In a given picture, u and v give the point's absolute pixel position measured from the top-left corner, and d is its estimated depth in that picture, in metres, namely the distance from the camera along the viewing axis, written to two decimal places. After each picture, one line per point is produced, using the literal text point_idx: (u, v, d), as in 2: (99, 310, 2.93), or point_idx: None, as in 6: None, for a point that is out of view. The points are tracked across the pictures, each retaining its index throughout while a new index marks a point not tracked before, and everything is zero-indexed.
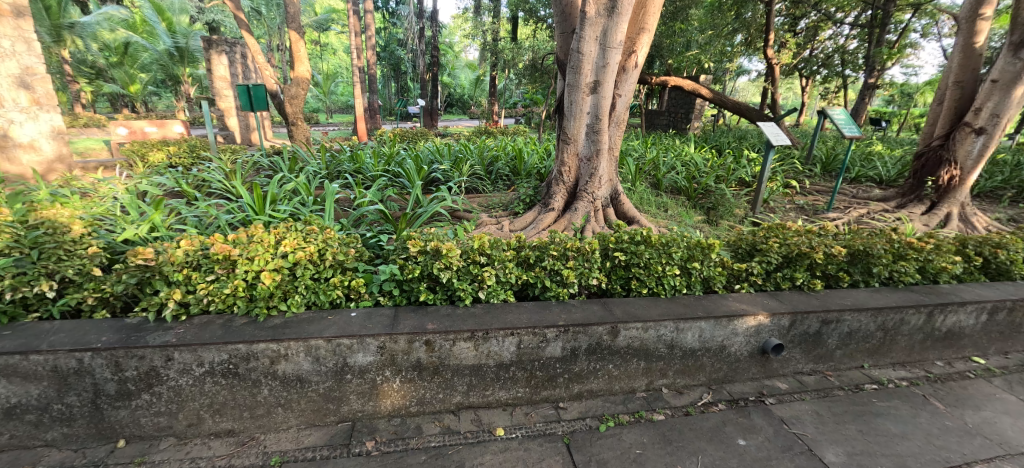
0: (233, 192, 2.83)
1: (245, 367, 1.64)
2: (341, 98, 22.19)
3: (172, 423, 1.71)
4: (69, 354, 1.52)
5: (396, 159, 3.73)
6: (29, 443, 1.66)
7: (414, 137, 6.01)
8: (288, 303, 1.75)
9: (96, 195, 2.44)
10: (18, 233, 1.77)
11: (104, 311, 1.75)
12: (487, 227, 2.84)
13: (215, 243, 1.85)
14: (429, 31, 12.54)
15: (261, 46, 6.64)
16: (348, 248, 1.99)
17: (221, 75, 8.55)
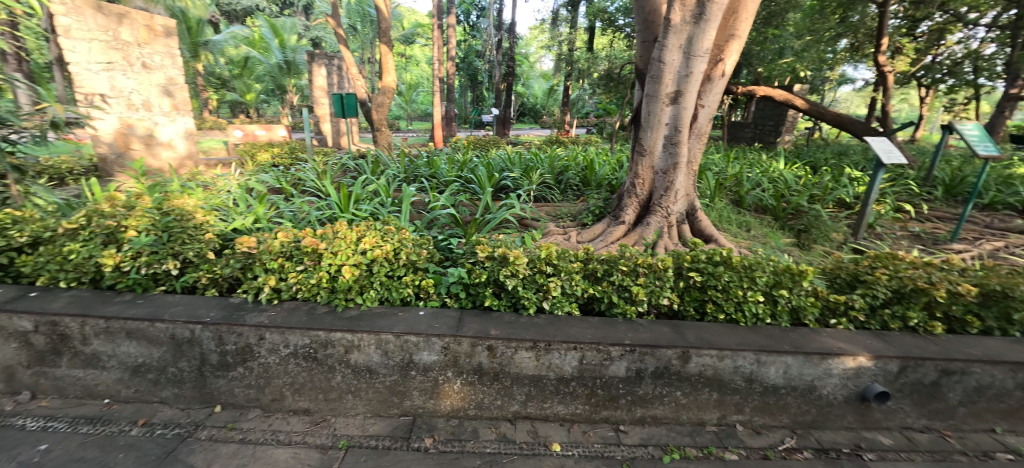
0: (323, 191, 3.09)
1: (323, 353, 1.77)
2: (420, 107, 23.55)
3: (260, 396, 1.89)
4: (185, 324, 1.75)
5: (468, 166, 3.85)
6: (149, 398, 1.93)
7: (487, 145, 6.18)
8: (364, 297, 1.86)
9: (215, 188, 2.81)
10: (155, 218, 2.09)
11: (214, 290, 1.99)
12: (554, 237, 2.82)
13: (306, 237, 2.03)
14: (507, 43, 12.91)
15: (355, 58, 7.27)
16: (421, 249, 2.07)
17: (320, 85, 9.52)
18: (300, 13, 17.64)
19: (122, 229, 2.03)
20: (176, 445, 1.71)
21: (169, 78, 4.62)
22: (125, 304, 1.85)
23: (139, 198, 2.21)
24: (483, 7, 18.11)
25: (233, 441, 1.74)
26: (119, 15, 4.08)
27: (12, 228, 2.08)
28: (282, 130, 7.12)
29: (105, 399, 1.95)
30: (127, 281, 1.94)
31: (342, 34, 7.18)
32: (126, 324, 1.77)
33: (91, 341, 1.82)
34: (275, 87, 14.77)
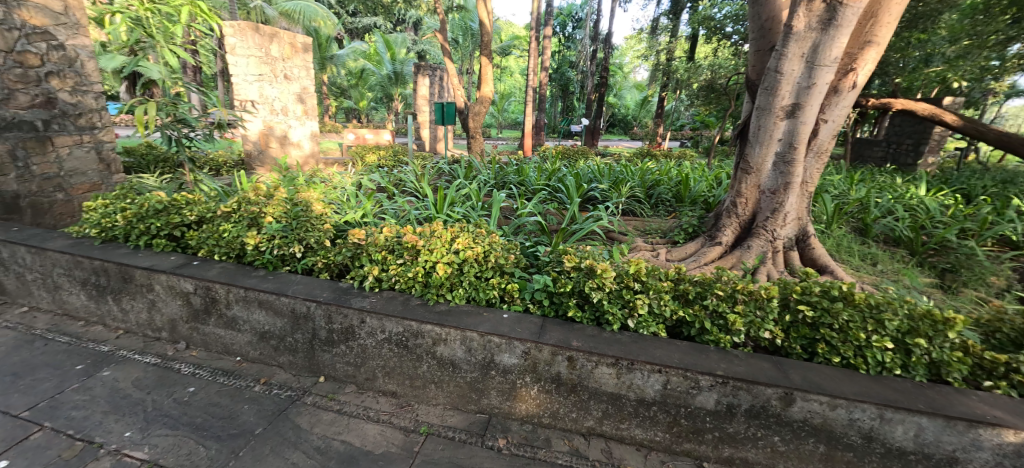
0: (421, 192, 3.34)
1: (413, 342, 1.90)
2: (511, 116, 24.30)
3: (356, 374, 2.09)
4: (303, 301, 2.00)
5: (557, 175, 3.89)
6: (269, 361, 2.25)
7: (576, 155, 6.16)
8: (453, 294, 1.97)
9: (333, 183, 3.19)
10: (287, 207, 2.43)
11: (327, 273, 2.25)
12: (642, 252, 2.72)
13: (406, 233, 2.20)
14: (601, 53, 12.79)
15: (457, 69, 7.74)
16: (509, 254, 2.13)
17: (423, 94, 10.34)
18: (410, 29, 19.31)
19: (262, 215, 2.40)
20: (287, 407, 1.98)
21: (303, 88, 5.34)
22: (259, 278, 2.17)
23: (276, 189, 2.60)
24: (579, 18, 18.15)
25: (331, 411, 1.96)
26: (271, 34, 4.85)
27: (186, 208, 2.57)
28: (387, 135, 7.85)
29: (237, 356, 2.31)
30: (262, 259, 2.29)
31: (447, 47, 7.70)
32: (259, 296, 2.08)
33: (232, 306, 2.17)
34: (384, 96, 16.34)
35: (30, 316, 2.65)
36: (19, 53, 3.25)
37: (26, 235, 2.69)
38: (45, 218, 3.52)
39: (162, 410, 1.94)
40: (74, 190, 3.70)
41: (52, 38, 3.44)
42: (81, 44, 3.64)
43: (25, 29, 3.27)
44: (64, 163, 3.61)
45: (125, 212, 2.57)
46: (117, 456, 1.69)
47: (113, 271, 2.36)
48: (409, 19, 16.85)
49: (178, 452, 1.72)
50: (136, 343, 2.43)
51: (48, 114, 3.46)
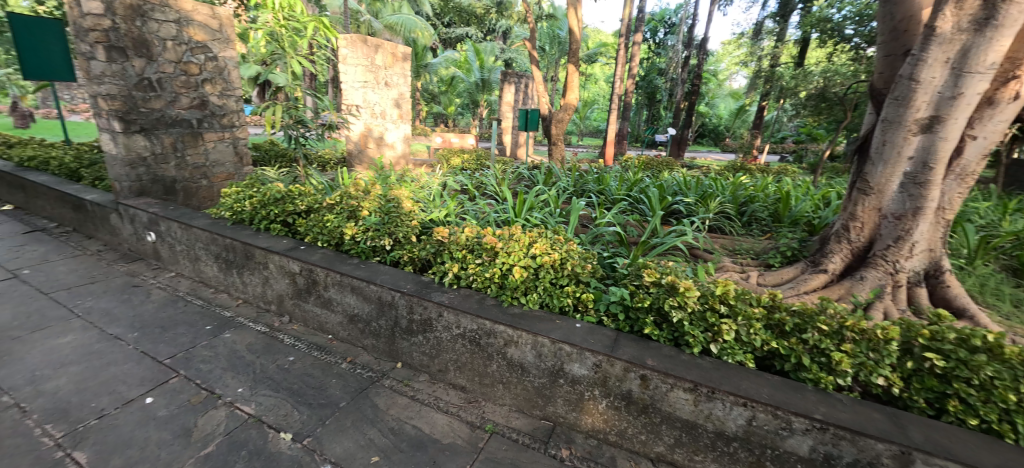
0: (501, 196, 3.44)
1: (485, 341, 1.96)
2: (593, 123, 24.01)
3: (429, 364, 2.20)
4: (389, 290, 2.16)
5: (639, 185, 3.76)
6: (355, 342, 2.46)
7: (659, 166, 5.90)
8: (526, 298, 2.00)
9: (421, 182, 3.41)
10: (381, 203, 2.65)
11: (411, 267, 2.41)
12: (729, 273, 2.52)
13: (486, 234, 2.29)
14: (695, 60, 12.13)
15: (543, 77, 7.84)
16: (586, 263, 2.10)
17: (508, 101, 10.66)
18: (499, 38, 19.98)
19: (359, 209, 2.65)
20: (367, 386, 2.15)
21: (399, 94, 5.80)
22: (353, 266, 2.39)
23: (372, 186, 2.85)
24: (672, 23, 17.39)
25: (405, 396, 2.09)
26: (376, 46, 5.31)
27: (298, 198, 2.93)
28: (471, 139, 8.15)
29: (328, 334, 2.56)
30: (356, 249, 2.52)
31: (534, 54, 7.82)
32: (352, 281, 2.28)
33: (328, 289, 2.41)
34: (470, 103, 17.09)
35: (177, 281, 3.20)
36: (184, 64, 3.94)
37: (179, 213, 3.25)
38: (192, 199, 4.21)
39: (267, 373, 2.23)
40: (215, 178, 4.40)
41: (209, 51, 4.12)
42: (230, 56, 4.30)
43: (191, 44, 3.96)
44: (209, 156, 4.32)
45: (251, 199, 3.00)
46: (231, 408, 1.99)
47: (238, 249, 2.76)
48: (498, 28, 17.45)
49: (277, 412, 1.97)
50: (251, 311, 2.81)
51: (201, 114, 4.17)
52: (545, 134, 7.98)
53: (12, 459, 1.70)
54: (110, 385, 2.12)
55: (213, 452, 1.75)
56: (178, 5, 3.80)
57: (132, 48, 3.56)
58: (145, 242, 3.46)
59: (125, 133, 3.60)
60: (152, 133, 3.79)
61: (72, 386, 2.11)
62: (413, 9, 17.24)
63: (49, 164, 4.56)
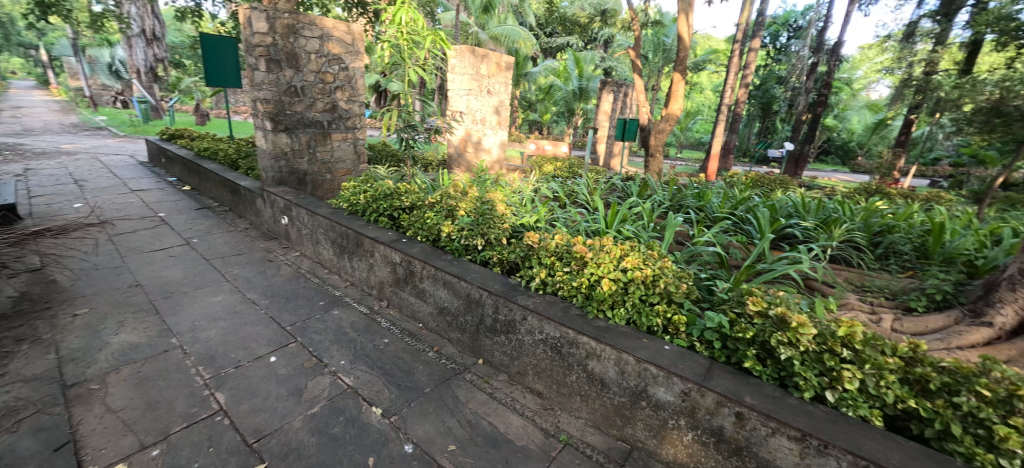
0: (592, 205, 3.40)
1: (567, 350, 1.95)
2: (695, 135, 22.53)
3: (509, 365, 2.25)
4: (478, 288, 2.26)
5: (746, 204, 3.44)
6: (442, 334, 2.61)
7: (772, 185, 5.32)
8: (613, 312, 1.95)
9: (515, 187, 3.52)
10: (477, 205, 2.79)
11: (499, 268, 2.49)
12: (854, 312, 2.19)
13: (576, 243, 2.29)
14: (824, 67, 10.74)
15: (645, 85, 7.57)
16: (681, 283, 1.98)
17: (605, 110, 10.48)
18: (600, 47, 19.76)
19: (456, 209, 2.83)
20: (450, 377, 2.27)
21: (500, 102, 6.06)
22: (447, 261, 2.55)
23: (470, 188, 3.02)
24: (799, 26, 15.49)
25: (484, 393, 2.17)
26: (483, 56, 5.62)
27: (404, 196, 3.21)
28: (566, 148, 8.05)
29: (419, 323, 2.75)
30: (451, 246, 2.68)
31: (637, 62, 7.54)
32: (445, 276, 2.43)
33: (423, 280, 2.60)
34: (566, 111, 17.14)
35: (301, 259, 3.70)
36: (322, 74, 4.56)
37: (307, 202, 3.76)
38: (318, 190, 4.84)
39: (365, 351, 2.47)
40: (337, 173, 5.01)
41: (342, 63, 4.72)
42: (358, 66, 4.88)
43: (329, 56, 4.57)
44: (334, 153, 4.93)
45: (365, 193, 3.36)
46: (334, 377, 2.24)
47: (351, 237, 3.10)
48: (600, 36, 17.24)
49: (371, 387, 2.17)
50: (356, 293, 3.14)
51: (331, 117, 4.79)
52: (643, 145, 7.70)
53: (176, 391, 2.12)
54: (245, 341, 2.53)
55: (317, 413, 1.99)
56: (322, 24, 4.41)
57: (285, 60, 4.22)
58: (280, 224, 4.06)
59: (274, 131, 4.28)
60: (293, 131, 4.45)
61: (219, 338, 2.56)
62: (518, 19, 17.84)
63: (218, 154, 5.59)
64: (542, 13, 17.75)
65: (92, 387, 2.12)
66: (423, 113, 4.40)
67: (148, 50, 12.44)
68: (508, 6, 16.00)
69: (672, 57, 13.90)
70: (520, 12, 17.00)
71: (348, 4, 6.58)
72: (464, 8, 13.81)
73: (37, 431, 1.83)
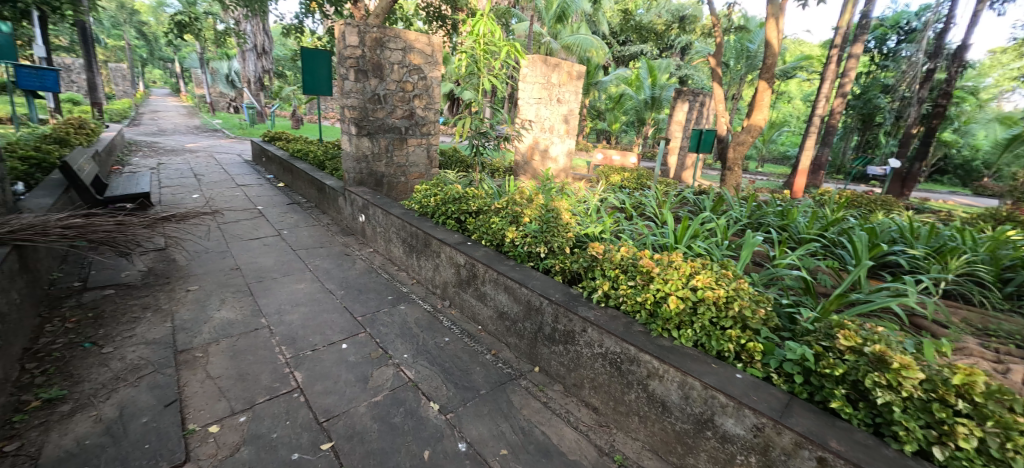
0: (661, 219, 3.28)
1: (627, 367, 1.89)
2: (779, 149, 20.79)
3: (565, 376, 2.23)
4: (538, 296, 2.27)
5: (839, 226, 3.11)
6: (500, 338, 2.65)
7: (872, 206, 4.74)
8: (680, 332, 1.86)
9: (580, 196, 3.49)
10: (542, 212, 2.81)
11: (560, 277, 2.48)
12: (974, 358, 1.87)
13: (643, 257, 2.22)
14: (944, 74, 9.40)
15: (725, 95, 7.15)
16: (758, 307, 1.84)
17: (679, 120, 10.06)
18: (676, 54, 18.98)
19: (521, 215, 2.87)
20: (506, 382, 2.29)
21: (569, 110, 6.15)
22: (509, 267, 2.59)
23: (535, 195, 3.05)
24: (912, 28, 13.10)
25: (538, 401, 2.16)
26: (555, 65, 5.72)
27: (472, 200, 3.32)
28: (635, 159, 7.82)
29: (479, 325, 2.82)
30: (514, 252, 2.72)
31: (718, 70, 7.11)
32: (507, 281, 2.47)
33: (485, 284, 2.66)
34: (636, 120, 16.66)
35: (374, 255, 3.96)
36: (403, 83, 4.87)
37: (382, 202, 4.02)
38: (392, 192, 5.16)
39: (426, 347, 2.57)
40: (410, 176, 5.31)
41: (421, 72, 5.01)
42: (436, 76, 5.15)
43: (409, 66, 4.87)
44: (409, 157, 5.22)
45: (435, 196, 3.51)
46: (397, 369, 2.36)
47: (420, 237, 3.26)
48: (677, 43, 16.56)
49: (430, 383, 2.26)
50: (421, 291, 3.29)
51: (409, 123, 5.09)
52: (719, 157, 7.27)
53: (262, 365, 2.36)
54: (322, 327, 2.76)
55: (380, 402, 2.11)
56: (406, 37, 4.72)
57: (371, 71, 4.57)
58: (357, 221, 4.38)
59: (357, 135, 4.65)
60: (374, 136, 4.80)
61: (300, 322, 2.81)
62: (591, 28, 17.73)
63: (308, 155, 6.17)
64: (616, 21, 17.50)
65: (197, 354, 2.44)
66: (494, 121, 4.53)
67: (257, 63, 14.13)
68: (581, 15, 15.98)
69: (756, 65, 12.96)
70: (593, 20, 16.90)
71: (429, 18, 6.97)
72: (537, 18, 14.01)
73: (154, 388, 2.14)
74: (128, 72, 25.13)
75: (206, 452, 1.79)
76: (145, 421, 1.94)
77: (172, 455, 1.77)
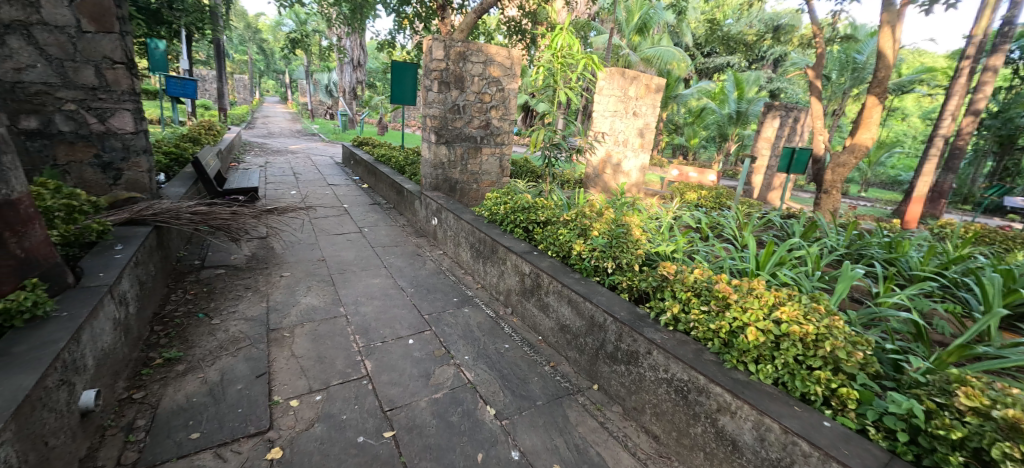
0: (741, 242, 3.06)
1: (695, 397, 1.79)
2: (889, 172, 18.34)
3: (625, 398, 2.16)
4: (603, 312, 2.23)
5: (964, 264, 2.67)
6: (560, 351, 2.63)
7: (1011, 244, 3.99)
8: (758, 367, 1.73)
9: (652, 213, 3.38)
10: (612, 227, 2.77)
11: (627, 294, 2.41)
12: None
13: (719, 282, 2.09)
14: None
15: (824, 110, 6.50)
16: (854, 349, 1.64)
17: (767, 137, 9.34)
18: (768, 66, 17.62)
19: (590, 228, 2.84)
20: (563, 396, 2.27)
21: (646, 124, 5.99)
22: (574, 279, 2.56)
23: (606, 209, 3.01)
24: None
25: (596, 420, 2.11)
26: (633, 78, 5.65)
27: (541, 210, 3.36)
28: (713, 177, 7.31)
29: (539, 335, 2.82)
30: (580, 265, 2.69)
31: (818, 84, 6.41)
32: (571, 294, 2.45)
33: (549, 294, 2.66)
34: (717, 135, 15.72)
35: (443, 257, 4.14)
36: (481, 94, 5.07)
37: (454, 207, 4.19)
38: (464, 198, 5.37)
39: (487, 351, 2.63)
40: (482, 184, 5.48)
41: (500, 84, 5.17)
42: (513, 88, 5.29)
43: (489, 78, 5.06)
44: (482, 166, 5.40)
45: (505, 204, 3.60)
46: (457, 370, 2.44)
47: (488, 243, 3.35)
48: (770, 54, 15.38)
49: (488, 387, 2.30)
50: (485, 296, 3.37)
51: (484, 133, 5.27)
52: (814, 179, 6.58)
53: (338, 351, 2.57)
54: (392, 321, 2.93)
55: (439, 399, 2.19)
56: (487, 50, 4.93)
57: (453, 82, 4.83)
58: (430, 224, 4.61)
59: (436, 143, 4.91)
60: (451, 144, 5.04)
61: (373, 314, 3.02)
62: (673, 39, 17.16)
63: (391, 160, 6.63)
64: (701, 32, 16.74)
65: (285, 334, 2.72)
66: (567, 133, 4.54)
67: (353, 74, 15.60)
68: (664, 27, 15.52)
69: (864, 77, 11.60)
70: (677, 32, 16.34)
71: (510, 32, 7.20)
72: (617, 31, 13.87)
73: (249, 359, 2.43)
74: (249, 82, 29.04)
75: (286, 423, 1.99)
76: (240, 387, 2.19)
77: (259, 421, 1.99)
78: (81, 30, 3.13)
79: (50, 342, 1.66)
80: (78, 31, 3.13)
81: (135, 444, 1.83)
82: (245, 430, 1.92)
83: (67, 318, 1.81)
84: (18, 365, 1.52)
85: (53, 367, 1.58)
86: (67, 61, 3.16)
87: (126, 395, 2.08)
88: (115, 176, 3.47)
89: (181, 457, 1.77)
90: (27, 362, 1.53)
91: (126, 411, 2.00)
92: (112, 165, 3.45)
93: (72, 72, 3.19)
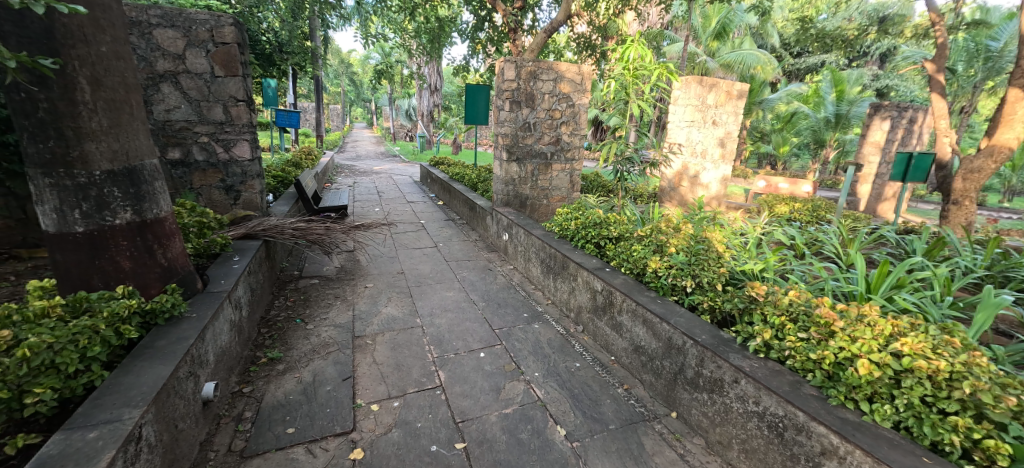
0: (845, 261, 2.72)
1: (794, 436, 1.61)
2: None
3: (708, 429, 2.00)
4: (682, 334, 2.09)
5: None
6: (634, 373, 2.51)
7: None
8: (872, 406, 1.50)
9: (735, 227, 3.13)
10: (690, 244, 2.62)
11: (709, 316, 2.25)
12: None
13: (820, 306, 1.87)
14: None
15: (949, 105, 5.54)
16: (1003, 392, 1.35)
17: (874, 140, 8.44)
18: (873, 61, 15.68)
19: (667, 244, 2.70)
20: (637, 421, 2.15)
21: (727, 132, 5.60)
22: (650, 298, 2.44)
23: (684, 224, 2.85)
24: None
25: (674, 451, 1.97)
26: (711, 85, 5.39)
27: (613, 226, 3.28)
28: (809, 188, 6.46)
29: (611, 355, 2.72)
30: (656, 283, 2.55)
31: (939, 78, 5.51)
32: (646, 314, 2.34)
33: (622, 313, 2.57)
34: (811, 142, 14.28)
35: (514, 272, 4.19)
36: (551, 111, 5.12)
37: (525, 222, 4.24)
38: (535, 213, 5.42)
39: (557, 369, 2.59)
40: (552, 199, 5.48)
41: (569, 100, 5.19)
42: (583, 102, 5.29)
43: (559, 95, 5.11)
44: (552, 181, 5.41)
45: (576, 220, 3.55)
46: (527, 386, 2.42)
47: (559, 259, 3.33)
48: (877, 48, 13.66)
49: (559, 406, 2.26)
50: (555, 312, 3.34)
51: (554, 149, 5.30)
52: (938, 187, 5.62)
53: (414, 360, 2.70)
54: (464, 334, 3.02)
55: (510, 414, 2.19)
56: (558, 68, 4.99)
57: (524, 101, 4.94)
58: (501, 239, 4.72)
59: (507, 161, 5.06)
60: (522, 161, 5.14)
61: (447, 326, 3.13)
62: (756, 41, 16.00)
63: (465, 178, 6.91)
64: (790, 31, 15.48)
65: (367, 341, 2.91)
66: (639, 146, 4.38)
67: (430, 98, 16.71)
68: (745, 29, 14.53)
69: (1002, 68, 9.80)
70: (762, 33, 15.23)
71: (579, 48, 7.21)
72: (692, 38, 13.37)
73: (337, 363, 2.64)
74: (340, 110, 32.20)
75: (367, 426, 2.11)
76: (329, 388, 2.39)
77: (344, 422, 2.14)
78: (214, 75, 3.73)
79: (183, 338, 1.95)
80: (211, 76, 3.73)
81: (244, 433, 2.06)
82: (332, 430, 2.08)
83: (195, 319, 2.12)
84: (159, 356, 1.80)
85: (184, 360, 1.85)
86: (202, 101, 3.77)
87: (237, 389, 2.37)
88: (235, 197, 4.04)
89: (279, 450, 1.96)
90: (167, 354, 1.82)
91: (237, 403, 2.27)
92: (233, 188, 4.02)
93: (206, 109, 3.80)
